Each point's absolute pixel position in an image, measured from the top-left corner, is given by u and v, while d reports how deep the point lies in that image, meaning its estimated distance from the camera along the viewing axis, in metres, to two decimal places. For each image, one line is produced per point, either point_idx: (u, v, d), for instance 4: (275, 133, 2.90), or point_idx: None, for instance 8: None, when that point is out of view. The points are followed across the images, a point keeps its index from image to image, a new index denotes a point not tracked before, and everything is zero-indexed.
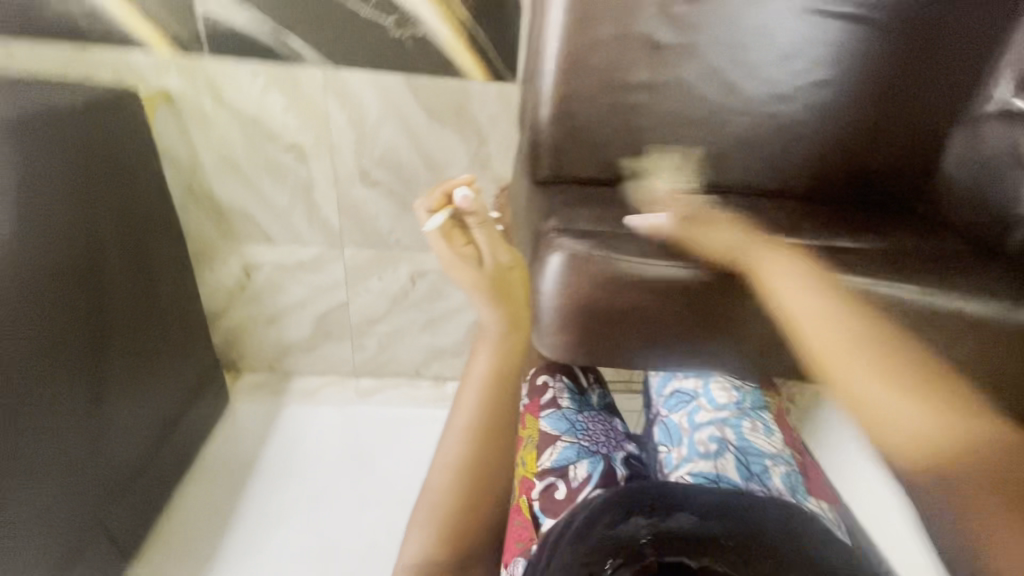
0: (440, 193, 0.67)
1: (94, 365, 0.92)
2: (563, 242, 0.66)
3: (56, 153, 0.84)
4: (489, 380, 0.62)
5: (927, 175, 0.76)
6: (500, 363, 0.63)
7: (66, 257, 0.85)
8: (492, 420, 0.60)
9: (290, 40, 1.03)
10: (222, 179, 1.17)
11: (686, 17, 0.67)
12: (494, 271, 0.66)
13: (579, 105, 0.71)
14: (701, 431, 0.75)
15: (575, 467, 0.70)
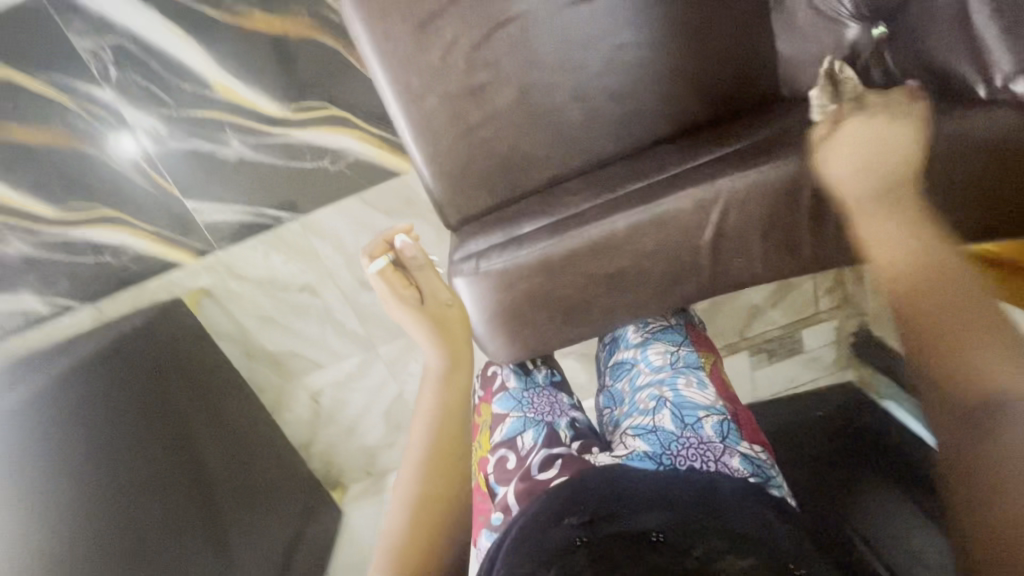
0: (381, 241, 0.76)
1: (205, 518, 1.14)
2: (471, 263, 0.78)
3: (124, 374, 1.14)
4: (437, 410, 0.68)
5: (772, 66, 0.80)
6: (446, 395, 0.69)
7: (153, 444, 1.11)
8: (440, 445, 0.65)
9: (268, 210, 1.30)
10: (266, 334, 1.44)
11: (491, 55, 0.78)
12: (432, 313, 0.74)
13: (448, 159, 0.84)
14: (641, 393, 0.86)
15: (522, 437, 0.82)
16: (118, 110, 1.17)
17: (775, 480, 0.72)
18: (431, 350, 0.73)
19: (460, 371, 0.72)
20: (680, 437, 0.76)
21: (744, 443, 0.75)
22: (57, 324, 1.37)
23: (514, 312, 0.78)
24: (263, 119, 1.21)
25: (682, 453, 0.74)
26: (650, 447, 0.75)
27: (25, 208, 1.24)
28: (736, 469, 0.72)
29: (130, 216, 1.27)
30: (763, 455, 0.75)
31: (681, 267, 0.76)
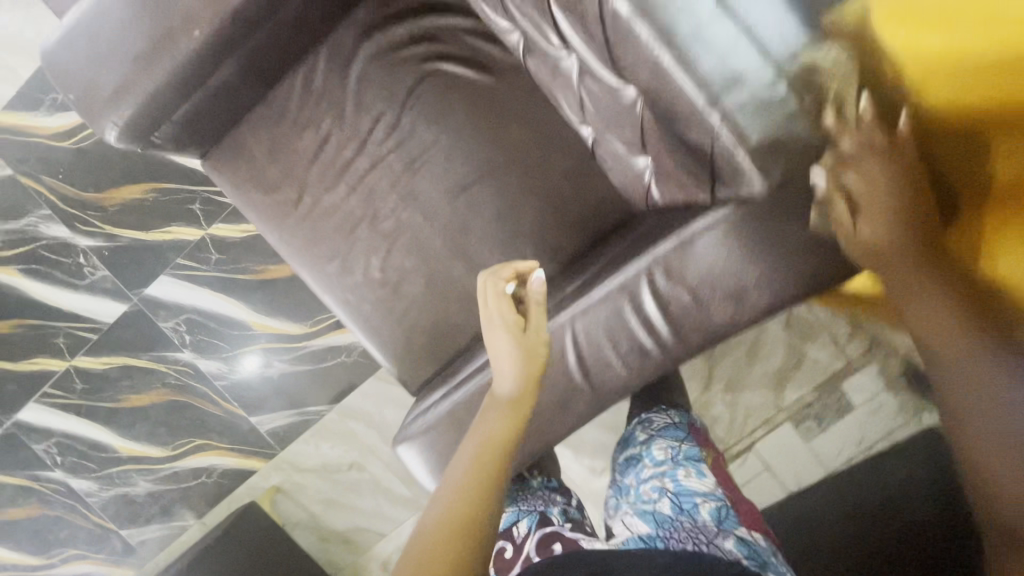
0: (511, 269, 0.71)
1: None
2: (408, 428, 0.90)
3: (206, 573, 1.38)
4: (494, 442, 0.63)
5: (619, 193, 0.93)
6: (497, 427, 0.64)
7: None
8: (488, 463, 0.60)
9: (309, 407, 1.56)
10: (332, 514, 1.62)
11: (399, 260, 0.99)
12: (523, 350, 0.68)
13: (392, 343, 1.03)
14: (644, 483, 0.90)
15: (517, 527, 0.92)
16: (194, 363, 1.55)
17: (777, 568, 0.72)
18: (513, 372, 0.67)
19: (527, 406, 0.66)
20: (676, 521, 0.80)
21: (742, 528, 0.77)
22: (179, 541, 1.68)
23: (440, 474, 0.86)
24: (291, 339, 1.53)
25: (674, 535, 0.77)
26: (647, 529, 0.80)
27: (146, 453, 1.62)
28: (729, 550, 0.73)
29: (214, 441, 1.60)
30: (762, 543, 0.76)
31: (553, 408, 0.80)
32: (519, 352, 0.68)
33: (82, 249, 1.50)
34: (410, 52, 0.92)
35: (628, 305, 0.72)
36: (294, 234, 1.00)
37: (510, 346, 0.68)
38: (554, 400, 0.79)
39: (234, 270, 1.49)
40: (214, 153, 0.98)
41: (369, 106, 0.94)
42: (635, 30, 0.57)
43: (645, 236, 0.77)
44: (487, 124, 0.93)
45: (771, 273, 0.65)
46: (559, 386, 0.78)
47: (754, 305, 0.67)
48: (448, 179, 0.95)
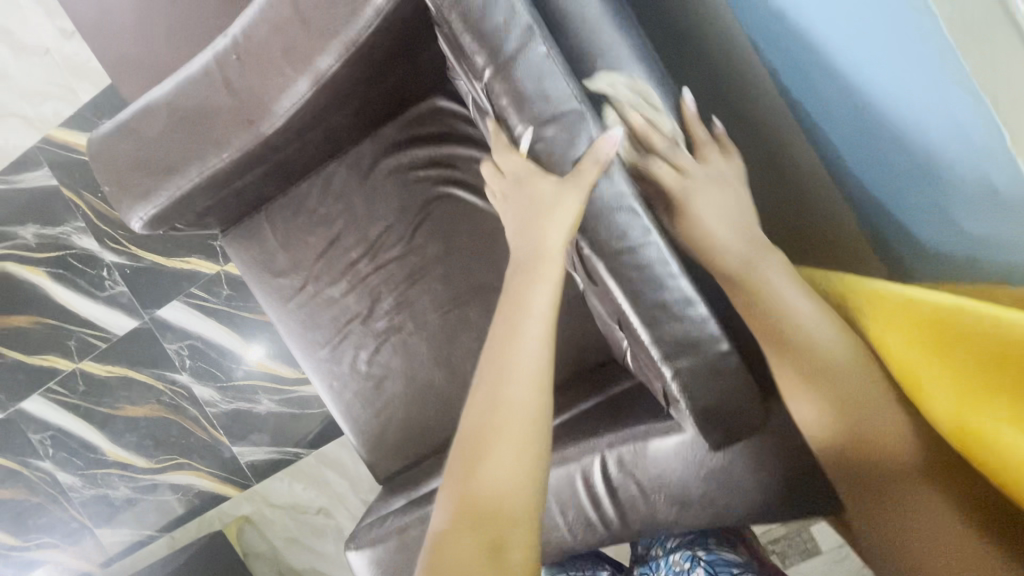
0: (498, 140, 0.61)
1: None
2: (362, 533, 0.95)
3: None
4: (522, 316, 0.59)
5: (601, 338, 0.96)
6: (539, 299, 0.59)
7: None
8: (514, 364, 0.58)
9: (290, 447, 1.62)
10: (293, 552, 1.66)
11: (385, 358, 1.04)
12: (547, 198, 0.57)
13: (367, 433, 1.07)
14: (673, 553, 0.88)
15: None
16: (190, 386, 1.62)
17: None
18: (523, 240, 0.62)
19: (553, 276, 0.60)
20: None
21: None
22: (146, 550, 1.74)
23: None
24: (284, 380, 1.59)
25: None
26: None
27: (131, 461, 1.69)
28: None
29: (195, 462, 1.66)
30: None
31: None
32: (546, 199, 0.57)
33: (107, 264, 1.58)
34: (426, 174, 0.97)
35: (578, 482, 0.74)
36: (292, 316, 1.05)
37: (547, 180, 0.57)
38: None
39: (242, 307, 1.56)
40: (232, 231, 1.04)
41: (380, 216, 0.99)
42: (596, 272, 0.60)
43: (609, 409, 0.79)
44: (483, 250, 0.97)
45: (712, 499, 0.66)
46: None
47: (692, 523, 0.69)
48: (442, 294, 1.00)
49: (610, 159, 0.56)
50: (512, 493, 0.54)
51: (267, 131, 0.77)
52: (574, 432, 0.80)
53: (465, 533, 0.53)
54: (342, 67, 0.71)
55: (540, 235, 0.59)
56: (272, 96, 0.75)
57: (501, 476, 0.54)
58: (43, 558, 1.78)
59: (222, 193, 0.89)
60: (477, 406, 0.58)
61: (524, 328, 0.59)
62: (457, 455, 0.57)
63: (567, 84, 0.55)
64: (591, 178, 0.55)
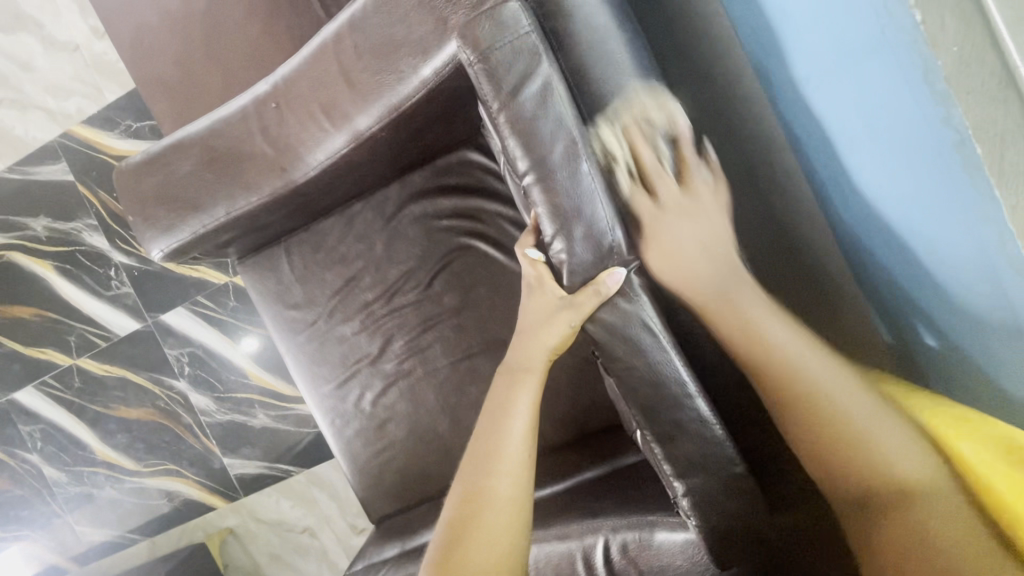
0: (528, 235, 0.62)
1: None
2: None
3: None
4: (506, 414, 0.61)
5: (610, 403, 0.96)
6: (523, 392, 0.61)
7: None
8: (493, 446, 0.60)
9: (281, 464, 1.60)
10: (274, 569, 1.65)
11: (390, 401, 1.04)
12: (546, 310, 0.60)
13: (364, 473, 1.07)
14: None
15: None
16: (186, 393, 1.61)
17: None
18: (520, 344, 0.64)
19: (539, 381, 0.62)
20: None
21: None
22: (124, 553, 1.72)
23: None
24: (282, 396, 1.58)
25: None
26: None
27: (119, 462, 1.67)
28: None
29: (184, 470, 1.65)
30: None
31: None
32: (545, 312, 0.59)
33: (115, 263, 1.57)
34: (450, 223, 0.97)
35: (578, 561, 0.73)
36: (302, 349, 1.05)
37: (550, 290, 0.59)
38: None
39: (247, 320, 1.56)
40: (249, 259, 1.04)
41: (400, 261, 1.00)
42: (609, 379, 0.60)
43: (613, 486, 0.79)
44: (499, 303, 0.97)
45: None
46: None
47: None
48: (454, 343, 1.00)
49: (612, 294, 0.54)
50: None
51: (299, 179, 0.77)
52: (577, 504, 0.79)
53: None
54: (381, 128, 0.71)
55: (533, 345, 0.62)
56: (307, 147, 0.75)
57: (480, 557, 0.56)
58: (18, 550, 1.76)
59: (244, 229, 0.89)
60: (464, 485, 0.60)
61: (504, 416, 0.61)
62: (439, 538, 0.59)
63: (604, 205, 0.53)
64: (590, 307, 0.55)
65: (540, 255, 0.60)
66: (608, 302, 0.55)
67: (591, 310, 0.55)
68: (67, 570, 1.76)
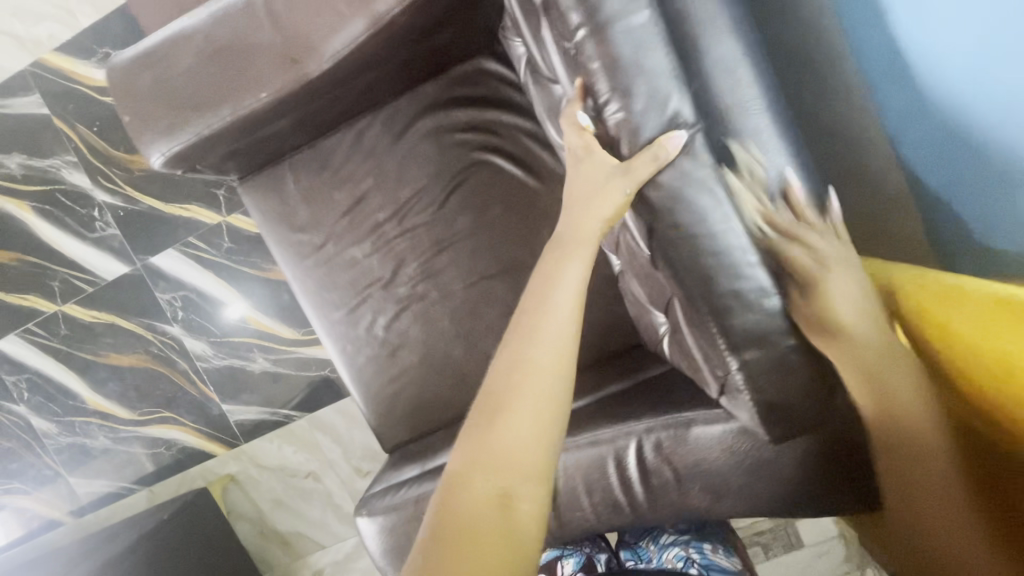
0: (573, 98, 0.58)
1: None
2: (371, 501, 0.92)
3: None
4: (553, 283, 0.58)
5: (629, 321, 0.95)
6: (575, 266, 0.58)
7: None
8: (540, 319, 0.57)
9: (282, 409, 1.58)
10: (278, 515, 1.64)
11: (403, 326, 1.01)
12: (595, 184, 0.58)
13: (376, 401, 1.05)
14: (667, 550, 0.86)
15: (560, 564, 0.91)
16: (181, 339, 1.56)
17: None
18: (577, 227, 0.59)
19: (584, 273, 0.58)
20: None
21: None
22: (122, 503, 1.69)
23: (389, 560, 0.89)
24: (281, 340, 1.53)
25: None
26: None
27: (113, 411, 1.63)
28: None
29: (181, 418, 1.61)
30: None
31: None
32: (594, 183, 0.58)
33: (99, 204, 1.49)
34: (465, 137, 0.93)
35: (609, 460, 0.73)
36: (309, 273, 1.01)
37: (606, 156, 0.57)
38: None
39: (243, 263, 1.50)
40: (250, 178, 0.99)
41: (412, 179, 0.95)
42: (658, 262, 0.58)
43: (642, 393, 0.78)
44: (516, 222, 0.94)
45: (751, 485, 0.67)
46: None
47: (728, 510, 0.70)
48: (471, 264, 0.97)
49: (670, 160, 0.53)
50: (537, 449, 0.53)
51: (312, 72, 0.72)
52: (604, 409, 0.79)
53: (475, 488, 0.51)
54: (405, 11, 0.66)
55: (584, 219, 0.59)
56: (322, 35, 0.69)
57: (522, 442, 0.53)
58: (11, 503, 1.72)
59: (249, 136, 0.83)
60: (507, 359, 0.56)
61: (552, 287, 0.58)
62: (478, 413, 0.55)
63: (661, 57, 0.51)
64: (646, 174, 0.53)
65: (588, 122, 0.58)
66: (662, 169, 0.53)
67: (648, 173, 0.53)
68: (63, 522, 1.72)
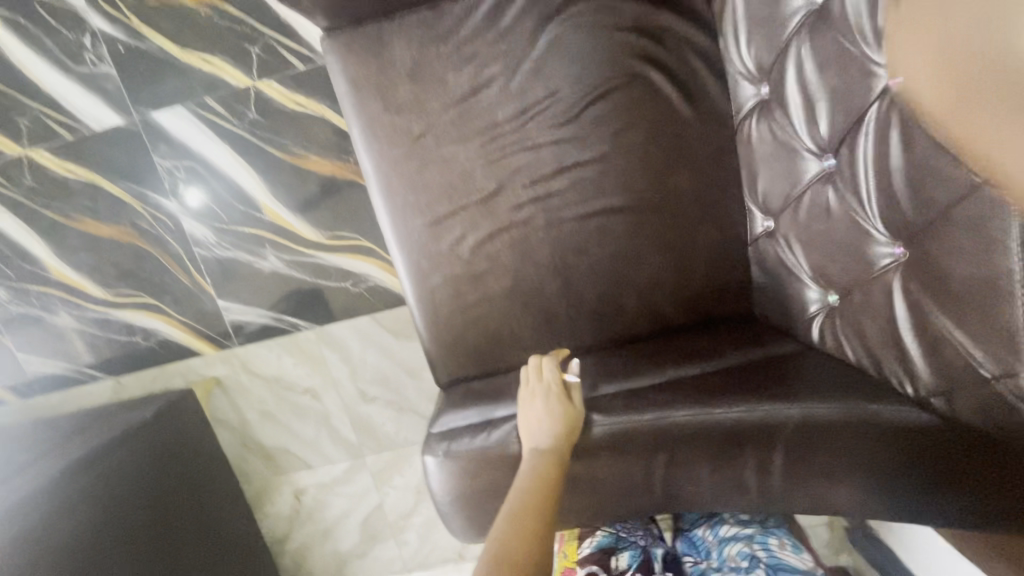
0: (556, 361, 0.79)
1: None
2: (448, 447, 0.79)
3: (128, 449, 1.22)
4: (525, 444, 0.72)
5: (750, 290, 0.86)
6: (566, 419, 0.72)
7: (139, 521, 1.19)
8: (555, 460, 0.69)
9: (288, 318, 1.40)
10: (266, 428, 1.51)
11: (494, 251, 0.87)
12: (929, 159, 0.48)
13: (444, 329, 0.91)
14: (729, 545, 0.76)
15: (612, 556, 0.78)
16: (178, 218, 1.33)
17: None
18: (543, 430, 0.72)
19: (559, 458, 0.69)
20: None
21: None
22: (80, 389, 1.49)
23: (455, 509, 0.79)
24: (299, 240, 1.34)
25: None
26: None
27: (81, 286, 1.39)
28: None
29: (166, 307, 1.40)
30: None
31: (618, 494, 0.74)
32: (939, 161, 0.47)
33: (93, 31, 1.20)
34: (623, 40, 0.78)
35: (755, 433, 0.67)
36: (395, 169, 0.85)
37: (537, 405, 0.74)
38: (627, 485, 0.73)
39: (268, 142, 1.27)
40: (344, 31, 0.81)
41: (547, 79, 0.80)
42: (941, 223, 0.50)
43: (788, 371, 0.70)
44: (660, 153, 0.81)
45: (931, 490, 0.60)
46: (641, 476, 0.72)
47: (894, 518, 0.64)
48: (591, 193, 0.84)
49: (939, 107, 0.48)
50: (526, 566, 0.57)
51: None
52: (745, 383, 0.70)
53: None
54: None
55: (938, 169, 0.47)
56: None
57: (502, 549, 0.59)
58: None
59: None
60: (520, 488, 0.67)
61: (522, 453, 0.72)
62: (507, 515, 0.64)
63: None
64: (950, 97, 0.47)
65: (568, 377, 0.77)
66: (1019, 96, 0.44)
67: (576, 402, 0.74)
68: (5, 401, 1.51)
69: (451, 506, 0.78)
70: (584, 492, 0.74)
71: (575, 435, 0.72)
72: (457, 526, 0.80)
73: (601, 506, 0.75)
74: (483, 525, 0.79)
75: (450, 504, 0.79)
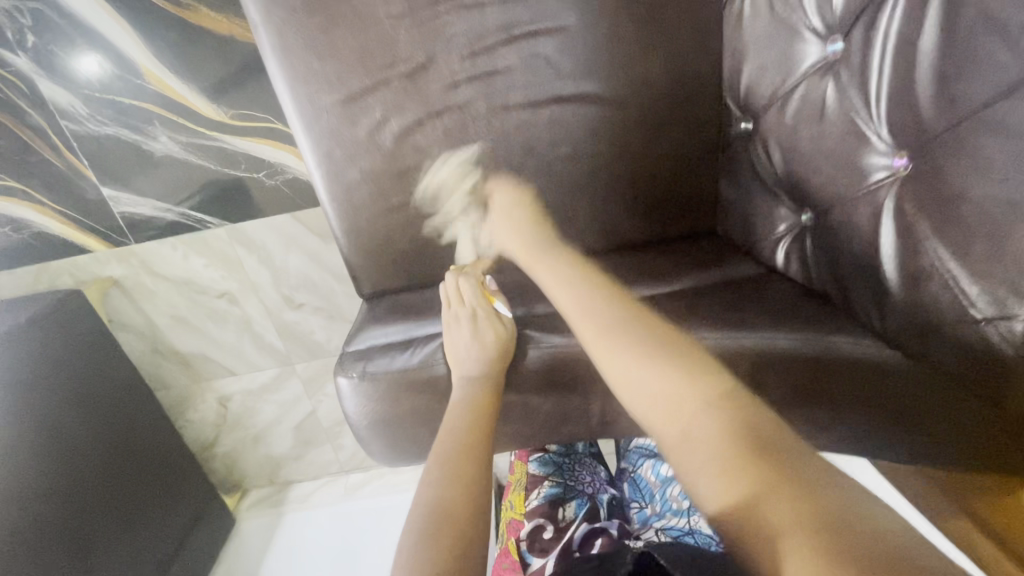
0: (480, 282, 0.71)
1: (73, 508, 1.12)
2: (366, 369, 0.68)
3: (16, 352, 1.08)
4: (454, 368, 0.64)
5: (715, 203, 0.75)
6: (496, 342, 0.64)
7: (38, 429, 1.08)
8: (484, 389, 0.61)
9: (193, 213, 1.21)
10: (179, 333, 1.37)
11: (423, 140, 0.72)
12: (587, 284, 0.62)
13: (364, 234, 0.77)
14: (672, 486, 0.72)
15: (561, 507, 0.75)
16: (34, 80, 1.06)
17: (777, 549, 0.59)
18: (473, 357, 0.63)
19: (489, 384, 0.62)
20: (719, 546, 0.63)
21: None
22: None
23: (375, 435, 0.71)
24: (196, 118, 1.11)
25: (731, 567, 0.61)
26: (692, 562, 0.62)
27: None
28: None
29: (36, 192, 1.17)
30: None
31: (554, 422, 0.68)
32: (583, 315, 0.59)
33: None
34: None
35: None
36: (296, 24, 0.67)
37: (467, 328, 0.65)
38: (565, 413, 0.67)
39: None
40: None
41: None
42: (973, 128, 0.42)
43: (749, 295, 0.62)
44: (628, 25, 0.67)
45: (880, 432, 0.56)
46: (580, 405, 0.66)
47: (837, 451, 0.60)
48: (543, 73, 0.69)
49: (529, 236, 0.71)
50: (468, 514, 0.48)
51: None
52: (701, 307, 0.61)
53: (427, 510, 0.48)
54: None
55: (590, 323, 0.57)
56: None
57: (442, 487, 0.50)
58: None
59: None
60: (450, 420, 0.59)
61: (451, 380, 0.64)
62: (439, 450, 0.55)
63: None
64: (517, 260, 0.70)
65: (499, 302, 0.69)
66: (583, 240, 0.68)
67: (507, 327, 0.66)
68: None
69: (368, 430, 0.70)
70: (515, 419, 0.68)
71: (506, 360, 0.64)
72: (377, 451, 0.72)
73: (532, 435, 0.69)
74: (405, 451, 0.71)
75: (368, 430, 0.70)
